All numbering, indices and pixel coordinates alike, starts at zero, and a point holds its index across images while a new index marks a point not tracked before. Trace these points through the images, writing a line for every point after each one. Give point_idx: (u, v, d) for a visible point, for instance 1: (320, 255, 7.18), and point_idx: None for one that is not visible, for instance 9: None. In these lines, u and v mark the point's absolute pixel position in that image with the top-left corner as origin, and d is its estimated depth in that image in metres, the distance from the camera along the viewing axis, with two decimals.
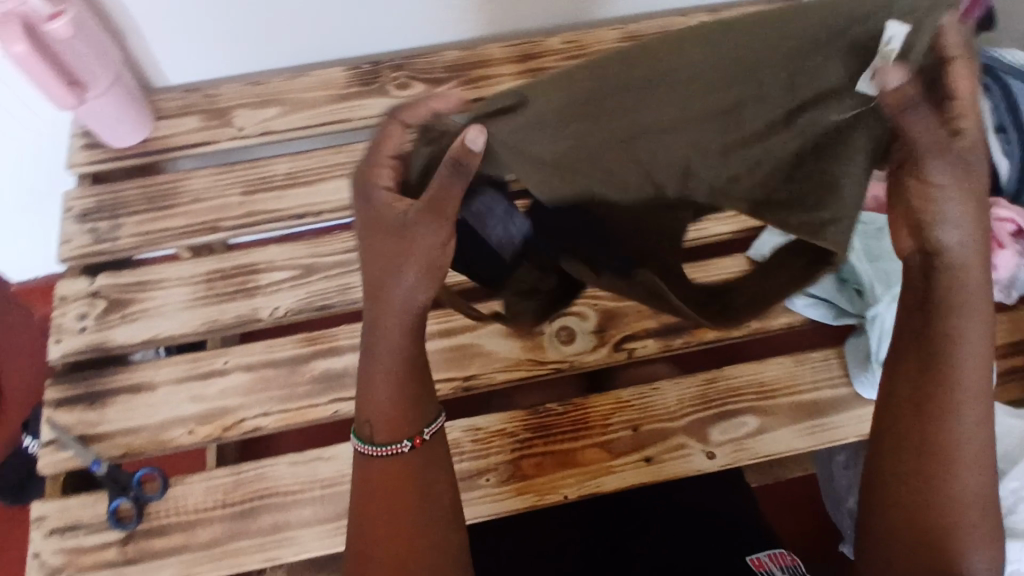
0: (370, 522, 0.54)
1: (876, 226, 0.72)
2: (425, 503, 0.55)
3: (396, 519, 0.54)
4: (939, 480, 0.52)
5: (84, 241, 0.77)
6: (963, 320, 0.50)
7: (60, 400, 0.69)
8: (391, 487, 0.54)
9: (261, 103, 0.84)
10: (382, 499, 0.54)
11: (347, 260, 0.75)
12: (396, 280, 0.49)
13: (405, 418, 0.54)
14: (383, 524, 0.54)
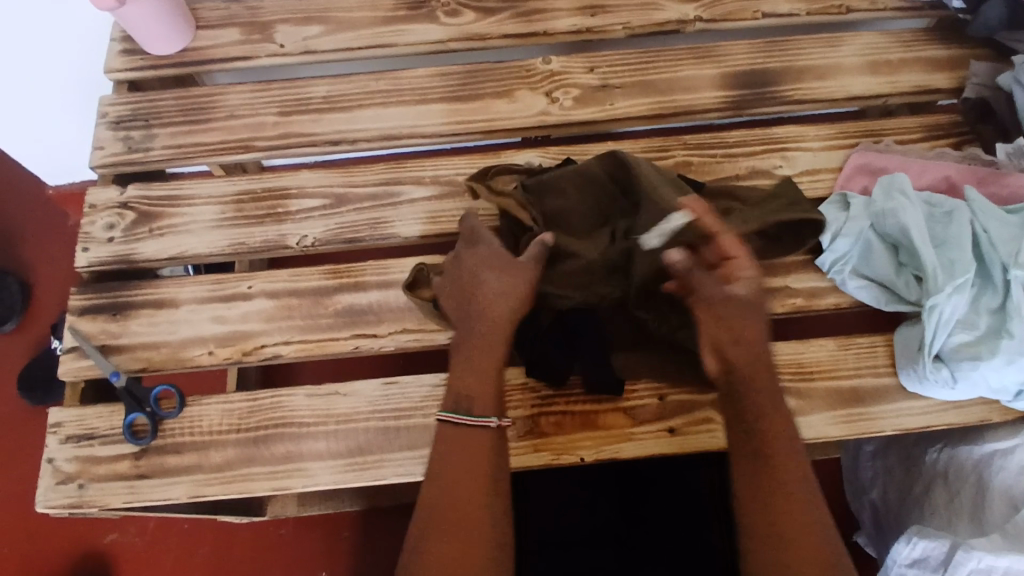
0: (439, 480, 0.54)
1: (945, 210, 0.66)
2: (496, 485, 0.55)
3: (463, 487, 0.54)
4: (765, 456, 0.54)
5: (116, 149, 0.76)
6: (748, 339, 0.56)
7: (84, 309, 0.69)
8: (472, 457, 0.55)
9: (304, 20, 0.80)
10: (462, 464, 0.55)
11: (379, 194, 0.73)
12: (481, 279, 0.60)
13: (494, 394, 0.58)
14: (450, 487, 0.54)
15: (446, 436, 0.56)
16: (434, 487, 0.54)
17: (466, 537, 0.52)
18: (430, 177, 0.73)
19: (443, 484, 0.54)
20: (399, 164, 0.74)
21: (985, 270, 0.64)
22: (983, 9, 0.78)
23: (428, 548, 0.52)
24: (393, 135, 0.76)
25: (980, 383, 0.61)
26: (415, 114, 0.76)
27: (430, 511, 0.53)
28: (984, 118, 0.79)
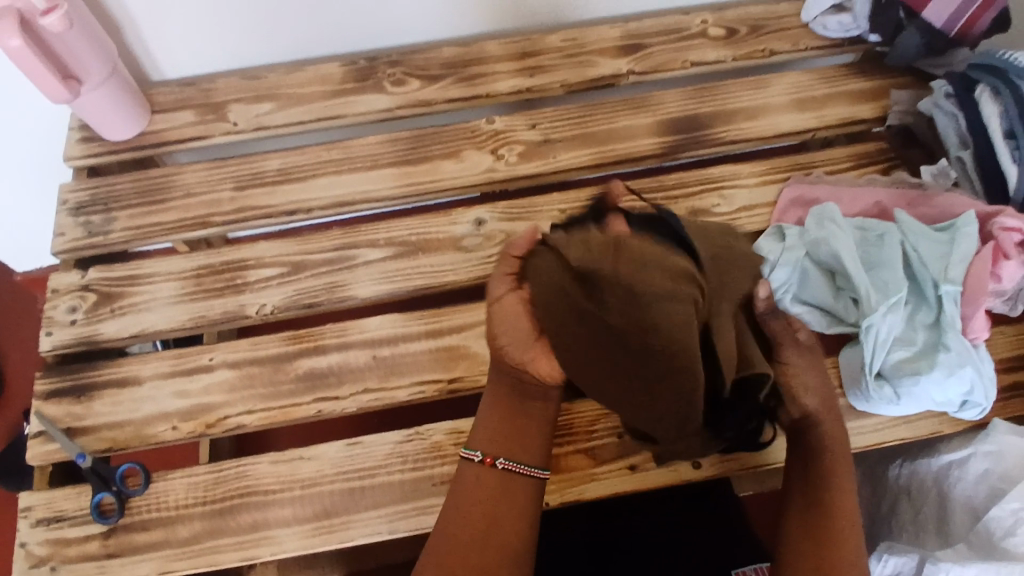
0: (452, 520, 0.56)
1: (877, 233, 0.69)
2: (512, 543, 0.55)
3: (477, 534, 0.55)
4: (831, 491, 0.58)
5: (77, 234, 0.78)
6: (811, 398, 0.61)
7: (48, 393, 0.69)
8: (491, 501, 0.57)
9: (256, 98, 0.83)
10: (473, 504, 0.56)
11: (335, 259, 0.75)
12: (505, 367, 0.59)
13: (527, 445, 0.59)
14: (460, 528, 0.55)
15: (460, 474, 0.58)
16: (444, 524, 0.56)
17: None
18: (385, 239, 0.76)
19: (455, 524, 0.56)
20: (354, 229, 0.76)
21: (920, 288, 0.66)
22: (900, 39, 0.83)
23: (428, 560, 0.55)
24: (347, 201, 0.78)
25: (923, 397, 0.63)
26: (367, 180, 0.79)
27: (441, 556, 0.54)
28: (909, 142, 0.83)
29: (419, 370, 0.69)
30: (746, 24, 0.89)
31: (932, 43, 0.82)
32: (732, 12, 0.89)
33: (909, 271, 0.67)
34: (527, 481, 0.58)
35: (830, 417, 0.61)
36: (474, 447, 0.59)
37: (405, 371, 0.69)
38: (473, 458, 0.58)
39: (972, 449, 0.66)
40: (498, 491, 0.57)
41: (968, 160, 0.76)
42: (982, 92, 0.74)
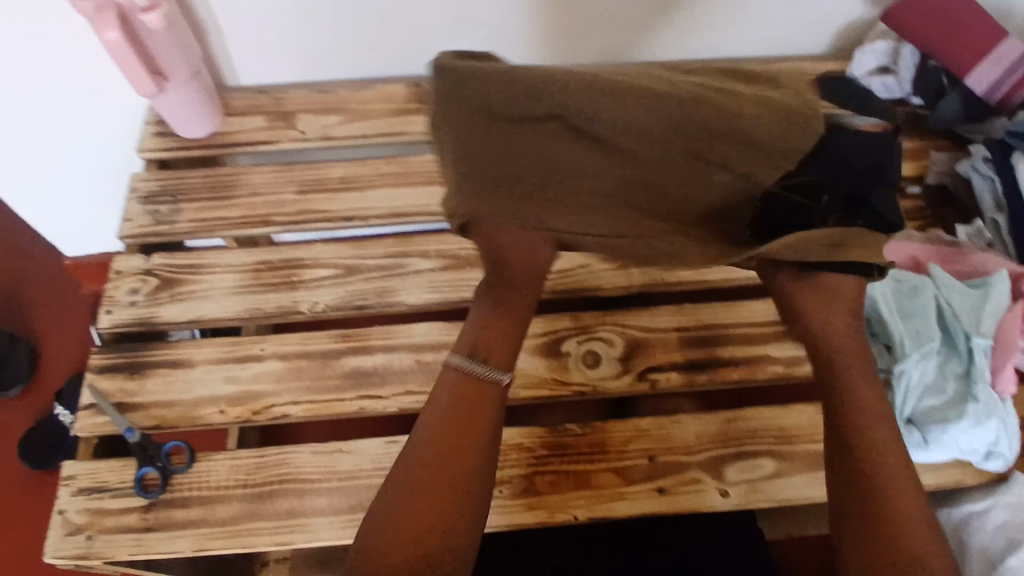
0: (416, 478, 0.56)
1: (911, 285, 0.71)
2: (468, 484, 0.56)
3: (445, 467, 0.56)
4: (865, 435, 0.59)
5: (144, 221, 0.82)
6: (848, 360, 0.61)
7: (103, 368, 0.73)
8: (462, 439, 0.57)
9: (324, 110, 0.88)
10: (449, 434, 0.57)
11: (387, 265, 0.78)
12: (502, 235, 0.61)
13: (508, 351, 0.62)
14: (437, 448, 0.57)
15: (457, 383, 0.60)
16: (406, 486, 0.55)
17: (408, 521, 0.54)
18: (435, 251, 0.79)
19: (433, 445, 0.57)
20: (407, 239, 0.80)
21: (953, 339, 0.68)
22: (942, 103, 0.86)
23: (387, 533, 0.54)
24: (402, 212, 0.82)
25: (949, 446, 0.64)
26: (422, 194, 0.83)
27: (407, 476, 0.56)
28: (947, 201, 0.86)
29: None
30: (792, 79, 0.93)
31: (972, 107, 0.86)
32: (779, 67, 0.94)
33: (942, 323, 0.69)
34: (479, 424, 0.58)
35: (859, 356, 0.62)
36: (481, 362, 0.61)
37: None
38: (472, 369, 0.60)
39: (993, 501, 0.68)
40: (473, 426, 0.58)
41: (1002, 223, 0.79)
42: (1018, 159, 0.77)
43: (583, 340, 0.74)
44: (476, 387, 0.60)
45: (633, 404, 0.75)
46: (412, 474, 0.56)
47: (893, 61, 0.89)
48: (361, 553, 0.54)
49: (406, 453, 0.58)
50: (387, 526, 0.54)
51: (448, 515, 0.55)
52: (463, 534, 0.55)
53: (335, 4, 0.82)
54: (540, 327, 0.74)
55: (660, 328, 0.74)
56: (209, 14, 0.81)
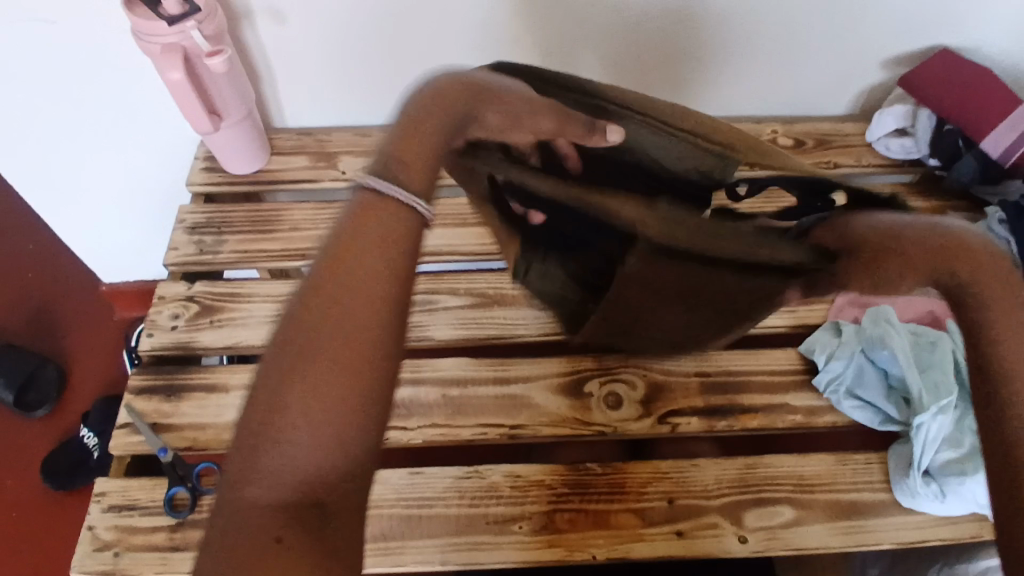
0: (275, 391, 0.42)
1: (928, 340, 0.74)
2: (371, 352, 0.44)
3: (333, 342, 0.43)
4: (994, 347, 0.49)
5: (188, 250, 0.86)
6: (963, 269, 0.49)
7: (142, 388, 0.75)
8: (362, 307, 0.44)
9: (364, 153, 0.93)
10: (340, 294, 0.44)
11: (418, 301, 0.81)
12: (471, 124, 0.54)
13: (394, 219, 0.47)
14: (318, 321, 0.44)
15: (345, 235, 0.46)
16: (268, 403, 0.42)
17: (283, 428, 0.42)
18: (465, 289, 0.82)
19: (316, 298, 0.44)
20: (439, 277, 0.83)
21: (968, 394, 0.70)
22: (958, 165, 0.89)
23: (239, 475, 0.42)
24: (435, 251, 0.86)
25: (967, 498, 0.64)
26: (454, 234, 0.86)
27: (280, 361, 0.43)
28: None
29: (483, 413, 0.74)
30: (813, 138, 0.97)
31: (989, 169, 0.88)
32: (801, 127, 0.98)
33: (957, 378, 0.71)
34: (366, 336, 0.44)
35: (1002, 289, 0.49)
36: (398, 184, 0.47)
37: (470, 412, 0.74)
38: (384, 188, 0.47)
39: None
40: (380, 288, 0.45)
41: None
42: None
43: (606, 381, 0.76)
44: (376, 236, 0.46)
45: (652, 447, 0.76)
46: (283, 359, 0.43)
47: (910, 123, 0.91)
48: (231, 461, 0.42)
49: (288, 311, 0.45)
50: (248, 441, 0.42)
51: (343, 426, 0.42)
52: (353, 451, 0.43)
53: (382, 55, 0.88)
54: (564, 367, 0.76)
55: (680, 373, 0.76)
56: (265, 60, 0.87)
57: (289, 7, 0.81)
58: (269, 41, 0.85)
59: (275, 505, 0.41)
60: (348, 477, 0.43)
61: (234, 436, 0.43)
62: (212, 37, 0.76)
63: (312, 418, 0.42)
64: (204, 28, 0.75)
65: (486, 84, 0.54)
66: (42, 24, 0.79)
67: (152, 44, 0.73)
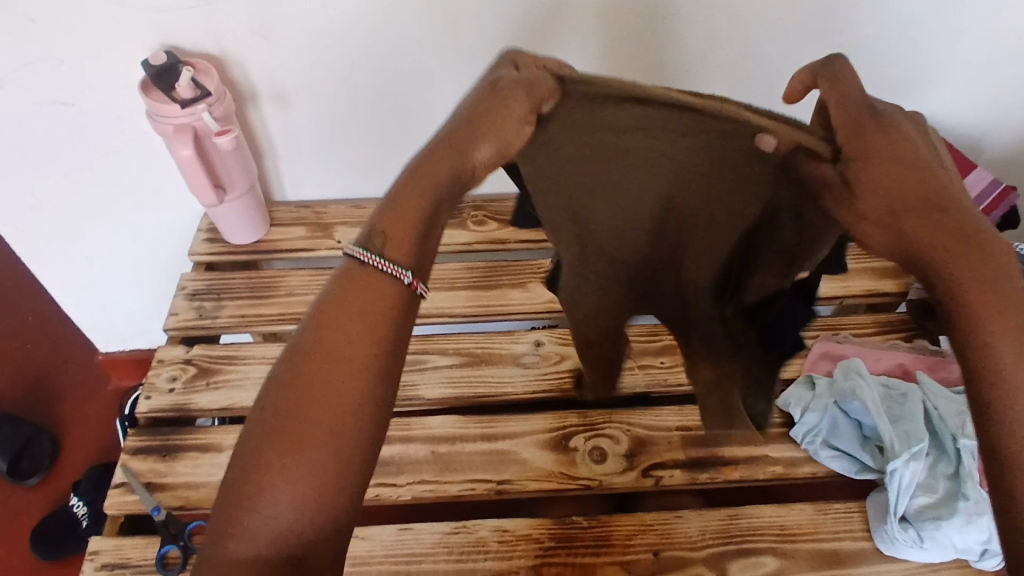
0: (269, 447, 0.47)
1: (900, 391, 0.76)
2: (352, 411, 0.48)
3: (318, 401, 0.48)
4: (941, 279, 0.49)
5: (188, 315, 0.89)
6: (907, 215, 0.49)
7: (138, 448, 0.77)
8: (347, 375, 0.49)
9: (359, 224, 0.99)
10: (332, 351, 0.49)
11: (408, 361, 0.84)
12: (472, 150, 0.53)
13: (367, 283, 0.51)
14: (314, 381, 0.48)
15: (326, 303, 0.50)
16: (263, 469, 0.46)
17: (265, 493, 0.46)
18: (453, 349, 0.86)
19: (312, 358, 0.49)
20: (428, 338, 0.86)
21: (939, 441, 0.72)
22: None
23: (223, 524, 0.46)
24: (425, 314, 0.90)
25: (944, 543, 0.66)
26: (443, 298, 0.90)
27: (277, 419, 0.47)
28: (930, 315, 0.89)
29: (472, 469, 0.75)
30: None
31: None
32: None
33: (931, 426, 0.73)
34: (342, 393, 0.48)
35: (934, 231, 0.48)
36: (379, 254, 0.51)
37: (459, 467, 0.76)
38: (368, 260, 0.51)
39: None
40: (372, 345, 0.50)
41: None
42: None
43: (590, 436, 0.78)
44: (371, 297, 0.50)
45: (638, 501, 0.78)
46: (271, 425, 0.47)
47: None
48: (217, 519, 0.46)
49: (285, 368, 0.49)
50: (232, 506, 0.46)
51: (319, 488, 0.46)
52: (336, 514, 0.47)
53: (375, 135, 0.94)
54: (549, 423, 0.79)
55: (662, 427, 0.78)
56: (268, 140, 0.94)
57: (291, 91, 0.88)
58: (272, 123, 0.92)
59: (259, 561, 0.45)
60: (328, 539, 0.46)
61: (221, 494, 0.47)
62: (220, 118, 0.82)
63: (291, 478, 0.46)
64: (215, 111, 0.81)
65: (497, 96, 0.53)
66: (63, 106, 0.86)
67: (165, 124, 0.79)
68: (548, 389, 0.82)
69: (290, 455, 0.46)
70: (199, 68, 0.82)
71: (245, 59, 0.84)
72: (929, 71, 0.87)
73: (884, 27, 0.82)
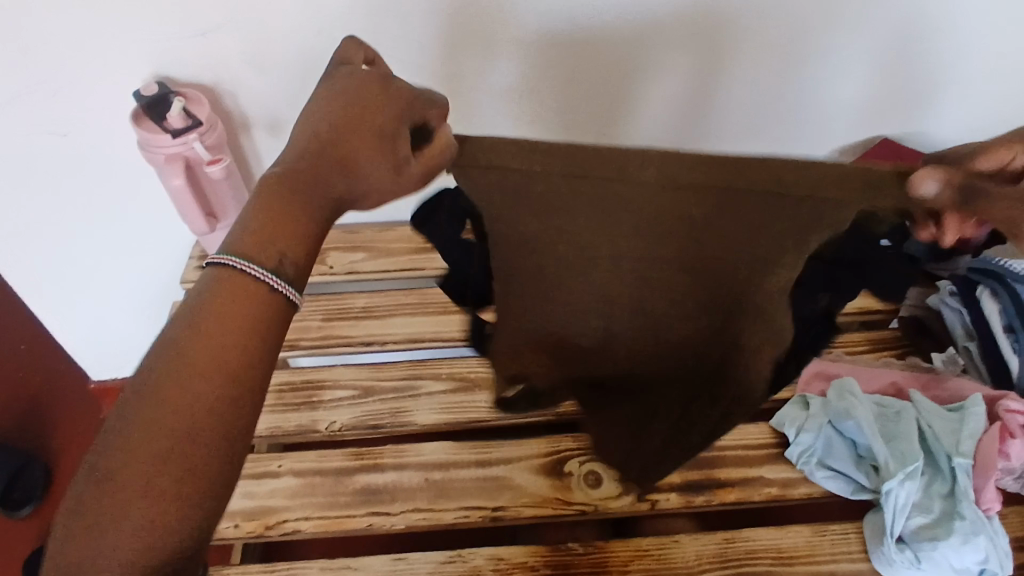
0: (111, 463, 0.43)
1: (894, 410, 0.76)
2: (216, 420, 0.45)
3: (171, 419, 0.44)
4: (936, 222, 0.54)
5: None
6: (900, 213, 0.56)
7: None
8: (206, 381, 0.46)
9: (351, 248, 0.99)
10: (196, 371, 0.46)
11: (401, 387, 0.84)
12: (311, 119, 0.55)
13: (243, 285, 0.49)
14: (161, 386, 0.45)
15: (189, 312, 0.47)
16: (104, 486, 0.43)
17: (104, 536, 0.42)
18: (446, 374, 0.85)
19: (164, 367, 0.45)
20: (421, 363, 0.86)
21: (934, 459, 0.72)
22: None
23: (61, 549, 0.42)
24: (417, 338, 0.89)
25: (941, 564, 0.65)
26: (435, 323, 0.90)
27: (128, 445, 0.43)
28: (921, 332, 0.90)
29: (465, 497, 0.75)
30: None
31: None
32: None
33: (925, 444, 0.73)
34: (201, 397, 0.45)
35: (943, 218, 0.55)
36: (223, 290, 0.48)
37: (453, 495, 0.75)
38: (224, 261, 0.49)
39: None
40: (240, 368, 0.47)
41: (974, 350, 0.83)
42: (981, 293, 0.82)
43: (585, 461, 0.77)
44: (243, 310, 0.48)
45: (633, 526, 0.77)
46: (115, 437, 0.44)
47: None
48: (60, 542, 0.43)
49: (134, 387, 0.46)
50: (72, 532, 0.42)
51: (171, 500, 0.43)
52: (191, 526, 0.44)
53: None
54: (544, 448, 0.78)
55: None
56: (261, 167, 0.94)
57: (284, 123, 0.89)
58: (264, 150, 0.92)
59: None
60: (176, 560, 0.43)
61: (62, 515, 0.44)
62: (212, 147, 0.82)
63: (136, 496, 0.42)
64: (206, 140, 0.81)
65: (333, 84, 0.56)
66: (56, 136, 0.86)
67: (156, 154, 0.80)
68: (542, 414, 0.82)
69: (140, 464, 0.43)
70: (191, 98, 0.82)
71: (238, 91, 0.85)
72: (918, 100, 0.88)
73: (875, 58, 0.83)
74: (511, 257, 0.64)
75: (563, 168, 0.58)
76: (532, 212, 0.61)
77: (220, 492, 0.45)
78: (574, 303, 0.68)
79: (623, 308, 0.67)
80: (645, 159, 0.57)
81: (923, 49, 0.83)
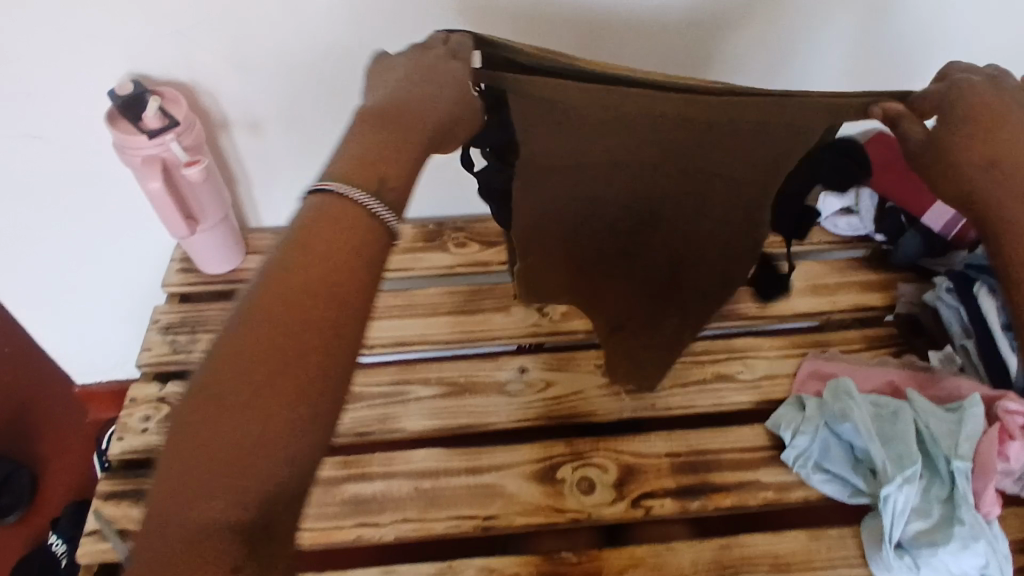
0: (220, 392, 0.43)
1: (891, 409, 0.75)
2: (318, 355, 0.45)
3: (279, 349, 0.45)
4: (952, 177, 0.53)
5: (161, 350, 0.87)
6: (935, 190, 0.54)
7: (110, 494, 0.74)
8: (311, 315, 0.46)
9: None
10: (303, 314, 0.46)
11: (389, 392, 0.82)
12: (374, 90, 0.57)
13: (351, 228, 0.49)
14: (274, 315, 0.46)
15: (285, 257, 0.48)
16: (207, 413, 0.43)
17: (202, 479, 0.41)
18: (435, 377, 0.83)
19: (273, 301, 0.46)
20: (409, 366, 0.84)
21: (932, 460, 0.71)
22: (903, 239, 0.91)
23: (167, 475, 0.42)
24: (405, 341, 0.88)
25: (941, 569, 0.64)
26: (424, 325, 0.89)
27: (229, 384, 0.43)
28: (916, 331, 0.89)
29: (457, 505, 0.73)
30: None
31: (934, 243, 0.90)
32: None
33: (923, 446, 0.71)
34: (314, 325, 0.46)
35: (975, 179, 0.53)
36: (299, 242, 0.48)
37: (444, 504, 0.73)
38: (335, 189, 0.50)
39: None
40: (339, 316, 0.47)
41: (971, 349, 0.82)
42: (979, 289, 0.82)
43: (578, 466, 0.76)
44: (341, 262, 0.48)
45: (628, 531, 0.76)
46: (210, 379, 0.44)
47: (855, 202, 0.95)
48: (166, 476, 0.42)
49: (233, 332, 0.46)
50: (186, 462, 0.42)
51: (278, 427, 0.43)
52: (299, 459, 0.43)
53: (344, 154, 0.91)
54: (536, 453, 0.77)
55: (651, 454, 0.77)
56: (242, 167, 0.91)
57: (263, 119, 0.86)
58: (244, 149, 0.89)
59: (230, 523, 0.41)
60: (285, 488, 0.43)
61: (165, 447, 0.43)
62: (190, 148, 0.80)
63: (256, 425, 0.43)
64: (184, 141, 0.78)
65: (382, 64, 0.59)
66: (29, 138, 0.82)
67: (132, 156, 0.77)
68: (534, 418, 0.80)
69: (248, 390, 0.43)
70: (167, 98, 0.79)
71: (215, 88, 0.82)
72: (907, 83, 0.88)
73: (865, 39, 0.82)
74: (529, 195, 0.66)
75: (555, 105, 0.60)
76: (561, 145, 0.63)
77: (312, 450, 0.44)
78: (577, 248, 0.72)
79: (622, 253, 0.72)
80: (627, 92, 0.59)
81: (905, 16, 0.81)
